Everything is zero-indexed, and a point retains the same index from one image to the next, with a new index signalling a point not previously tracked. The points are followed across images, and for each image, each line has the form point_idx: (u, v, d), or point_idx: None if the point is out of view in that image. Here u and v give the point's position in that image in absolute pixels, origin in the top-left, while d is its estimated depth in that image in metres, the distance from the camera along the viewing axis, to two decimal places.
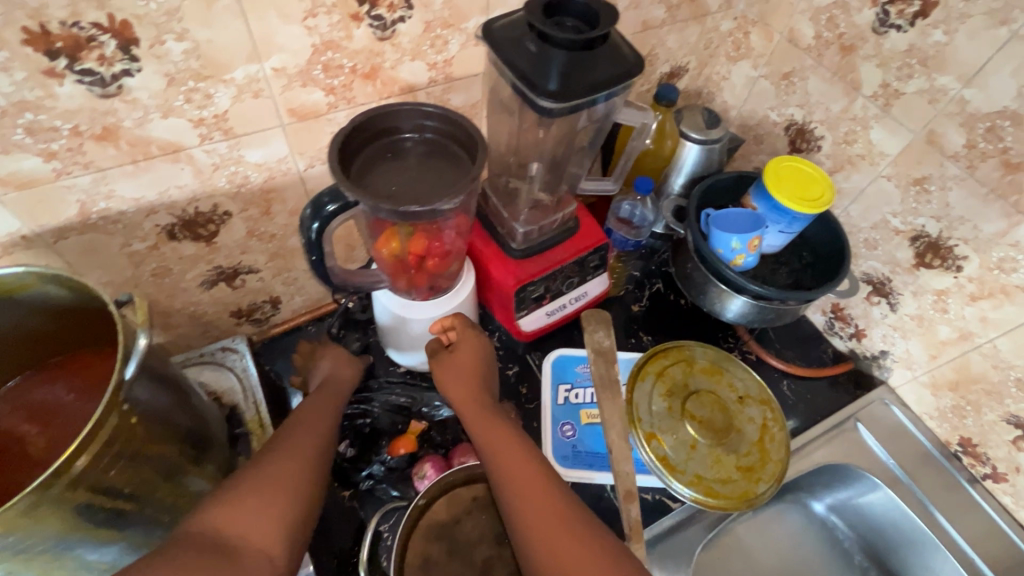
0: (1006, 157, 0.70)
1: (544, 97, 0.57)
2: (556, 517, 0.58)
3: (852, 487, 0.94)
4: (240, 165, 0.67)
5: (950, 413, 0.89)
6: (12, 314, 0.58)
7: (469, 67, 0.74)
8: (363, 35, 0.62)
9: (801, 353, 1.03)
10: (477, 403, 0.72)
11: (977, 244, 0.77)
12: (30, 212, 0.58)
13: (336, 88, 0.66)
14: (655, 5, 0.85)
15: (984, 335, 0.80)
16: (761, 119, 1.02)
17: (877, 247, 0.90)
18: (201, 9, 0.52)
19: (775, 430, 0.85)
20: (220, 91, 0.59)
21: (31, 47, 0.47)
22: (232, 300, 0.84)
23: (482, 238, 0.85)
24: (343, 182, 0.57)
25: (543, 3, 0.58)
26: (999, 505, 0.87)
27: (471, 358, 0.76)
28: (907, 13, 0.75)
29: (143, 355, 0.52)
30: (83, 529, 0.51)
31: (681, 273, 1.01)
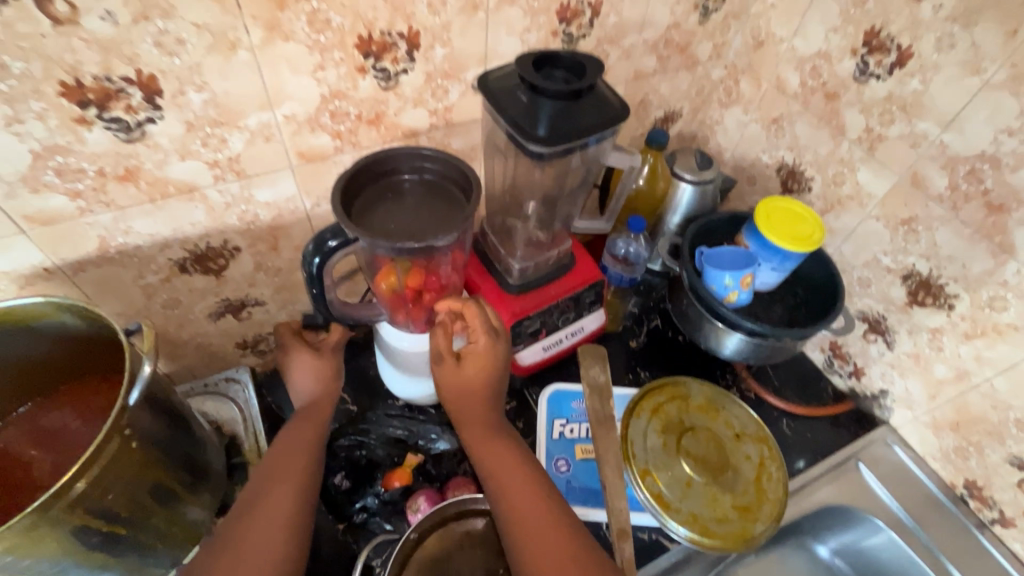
0: (988, 199, 0.72)
1: (534, 143, 0.61)
2: (555, 557, 0.58)
3: (856, 531, 0.91)
4: (251, 204, 0.71)
5: (953, 455, 0.87)
6: (28, 342, 0.61)
7: (468, 113, 0.79)
8: (367, 85, 0.67)
9: (804, 395, 1.01)
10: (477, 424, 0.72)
11: (967, 283, 0.77)
12: (53, 246, 0.62)
13: (341, 132, 0.70)
14: (646, 56, 0.90)
15: (981, 374, 0.80)
16: (753, 161, 1.05)
17: (870, 285, 0.91)
18: (220, 63, 0.57)
19: (771, 469, 0.84)
20: (234, 136, 0.63)
21: (66, 98, 0.52)
22: (237, 331, 0.87)
23: (479, 274, 0.87)
24: (344, 221, 0.61)
25: (533, 58, 0.63)
26: (1009, 551, 0.84)
27: (473, 362, 0.71)
28: (885, 63, 0.79)
29: (147, 382, 0.55)
30: (79, 553, 0.52)
31: (677, 309, 1.02)
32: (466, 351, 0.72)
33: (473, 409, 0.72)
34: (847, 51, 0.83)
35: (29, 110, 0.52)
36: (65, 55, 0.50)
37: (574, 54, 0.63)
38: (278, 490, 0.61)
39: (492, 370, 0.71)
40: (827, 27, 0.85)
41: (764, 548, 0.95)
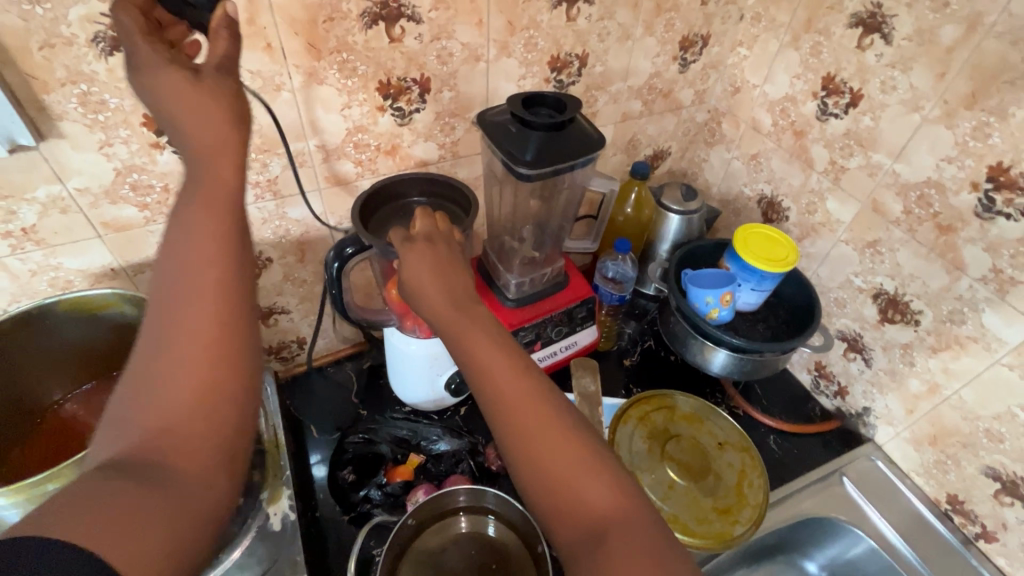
0: (937, 220, 0.79)
1: (522, 165, 0.72)
2: (557, 446, 0.52)
3: (842, 544, 0.94)
4: (283, 220, 0.83)
5: (934, 469, 0.90)
6: (92, 329, 0.72)
7: (473, 147, 0.91)
8: (386, 121, 0.80)
9: (789, 411, 1.05)
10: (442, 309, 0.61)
11: (928, 299, 0.83)
12: (120, 250, 0.75)
13: (363, 160, 0.83)
14: (632, 100, 1.03)
15: (949, 386, 0.84)
16: (736, 195, 1.14)
17: (846, 305, 0.97)
18: (268, 101, 0.70)
19: (753, 476, 0.88)
20: (274, 161, 0.76)
21: (147, 127, 0.66)
22: (264, 336, 0.97)
23: (481, 289, 0.97)
24: (361, 230, 0.72)
25: (522, 98, 0.75)
26: (995, 567, 0.85)
27: (421, 278, 0.64)
28: (841, 103, 0.89)
29: None
30: None
31: (665, 328, 1.08)
32: (405, 268, 0.65)
33: (434, 303, 0.62)
34: (809, 95, 0.94)
35: (118, 136, 0.65)
36: None
37: (557, 95, 0.74)
38: (180, 310, 0.44)
39: (441, 268, 0.65)
40: (791, 74, 0.96)
41: (753, 564, 0.97)
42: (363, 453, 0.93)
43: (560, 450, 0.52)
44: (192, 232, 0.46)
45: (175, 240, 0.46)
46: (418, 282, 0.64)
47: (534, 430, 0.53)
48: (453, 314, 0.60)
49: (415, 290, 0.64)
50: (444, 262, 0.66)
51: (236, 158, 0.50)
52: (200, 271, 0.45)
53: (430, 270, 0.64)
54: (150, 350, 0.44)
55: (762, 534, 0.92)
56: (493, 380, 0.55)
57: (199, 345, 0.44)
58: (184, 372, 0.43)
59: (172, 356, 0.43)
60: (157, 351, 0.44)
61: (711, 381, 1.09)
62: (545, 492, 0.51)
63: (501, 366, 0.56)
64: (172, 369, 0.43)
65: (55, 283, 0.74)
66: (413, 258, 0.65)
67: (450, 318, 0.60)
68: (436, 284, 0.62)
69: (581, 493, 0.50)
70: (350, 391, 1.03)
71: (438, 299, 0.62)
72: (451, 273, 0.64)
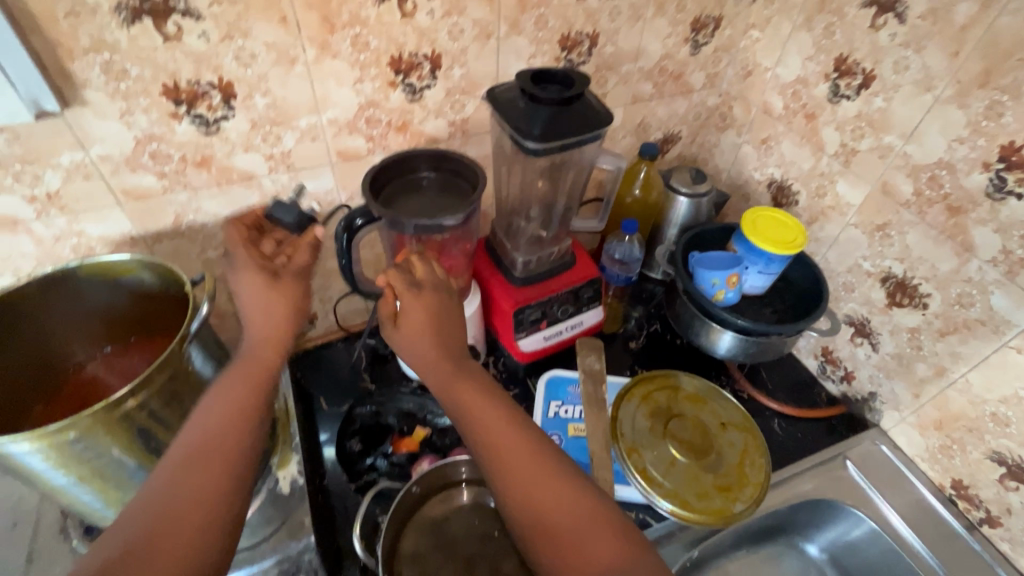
0: (948, 202, 0.79)
1: (529, 139, 0.73)
2: (553, 507, 0.58)
3: (843, 527, 0.94)
4: (296, 194, 0.85)
5: (939, 454, 0.90)
6: (112, 294, 0.74)
7: (482, 125, 0.92)
8: (397, 97, 0.81)
9: (795, 396, 1.05)
10: (439, 368, 0.69)
11: (937, 282, 0.83)
12: (139, 218, 0.77)
13: (374, 136, 0.84)
14: (643, 82, 1.03)
15: (956, 370, 0.84)
16: (747, 179, 1.14)
17: (854, 289, 0.97)
18: (282, 74, 0.72)
19: (754, 456, 0.89)
20: (288, 134, 0.78)
21: (165, 97, 0.68)
22: None
23: (488, 267, 0.98)
24: (371, 202, 0.73)
25: (532, 74, 0.76)
26: (998, 553, 0.85)
27: (416, 334, 0.70)
28: (853, 85, 0.88)
29: (203, 319, 0.67)
30: (137, 453, 0.64)
31: (672, 311, 1.08)
32: (402, 321, 0.71)
33: (436, 373, 0.69)
34: (821, 77, 0.93)
35: (138, 105, 0.67)
36: (169, 64, 0.66)
37: (566, 71, 0.75)
38: (200, 446, 0.56)
39: (438, 321, 0.71)
40: (803, 56, 0.95)
41: (754, 545, 0.97)
42: (370, 424, 0.96)
43: (554, 503, 0.59)
44: (231, 387, 0.61)
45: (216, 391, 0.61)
46: (414, 341, 0.70)
47: (536, 492, 0.59)
48: (450, 377, 0.68)
49: (412, 358, 0.71)
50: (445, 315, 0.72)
51: (286, 315, 0.69)
52: (232, 408, 0.59)
53: (433, 326, 0.70)
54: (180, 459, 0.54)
55: (761, 514, 0.92)
56: (487, 446, 0.63)
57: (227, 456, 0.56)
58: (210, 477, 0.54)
59: (200, 467, 0.54)
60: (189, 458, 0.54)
61: (717, 365, 1.09)
62: (542, 537, 0.57)
63: (496, 429, 0.64)
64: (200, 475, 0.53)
65: (77, 249, 0.77)
66: (410, 317, 0.70)
67: (448, 390, 0.68)
68: (432, 350, 0.69)
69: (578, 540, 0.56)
70: (358, 365, 1.05)
71: (433, 357, 0.69)
72: (448, 331, 0.72)
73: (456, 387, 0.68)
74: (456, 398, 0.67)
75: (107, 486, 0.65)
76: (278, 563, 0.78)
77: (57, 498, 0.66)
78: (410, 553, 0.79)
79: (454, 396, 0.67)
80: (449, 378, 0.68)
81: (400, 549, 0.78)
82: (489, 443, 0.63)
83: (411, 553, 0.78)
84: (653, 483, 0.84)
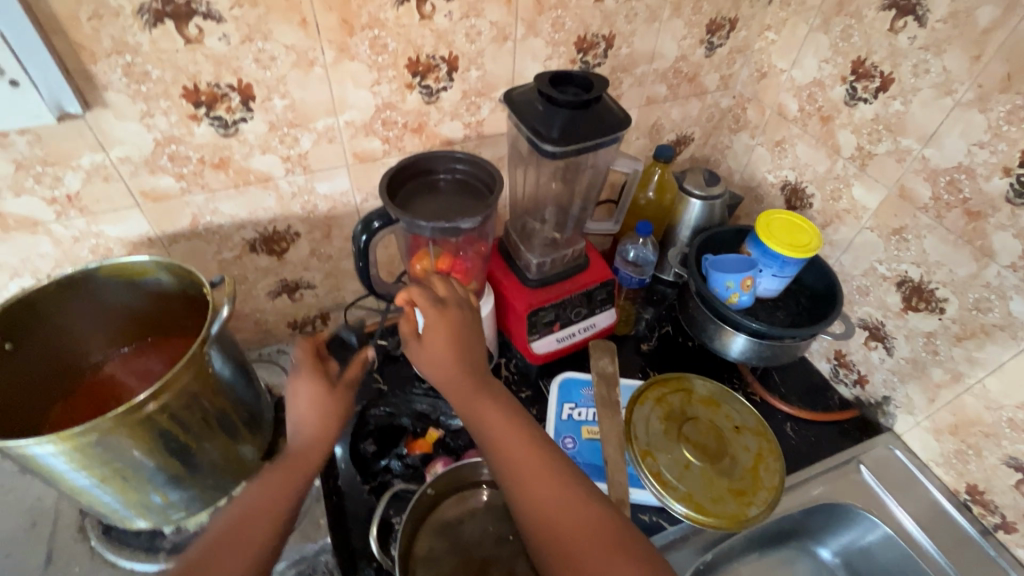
0: (967, 206, 0.79)
1: (547, 142, 0.73)
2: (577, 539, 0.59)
3: (856, 531, 0.94)
4: (312, 195, 0.85)
5: (954, 459, 0.90)
6: (130, 295, 0.75)
7: (497, 127, 0.92)
8: (414, 99, 0.81)
9: (809, 399, 1.04)
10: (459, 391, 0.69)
11: (954, 287, 0.83)
12: (157, 219, 0.77)
13: (390, 138, 0.84)
14: (657, 84, 1.02)
15: (973, 375, 0.83)
16: (760, 181, 1.13)
17: (869, 293, 0.96)
18: (301, 76, 0.72)
19: (769, 460, 0.89)
20: (305, 136, 0.78)
21: (185, 99, 0.68)
22: (290, 310, 1.00)
23: (502, 269, 0.98)
24: (389, 204, 0.73)
25: (551, 76, 0.75)
26: (1014, 559, 0.85)
27: (437, 351, 0.70)
28: (871, 88, 0.88)
29: (223, 321, 0.67)
30: (158, 455, 0.64)
31: (684, 314, 1.08)
32: (424, 340, 0.70)
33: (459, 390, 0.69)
34: (838, 79, 0.93)
35: (158, 107, 0.67)
36: (190, 66, 0.66)
37: (586, 74, 0.75)
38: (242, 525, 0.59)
39: (458, 337, 0.71)
40: (819, 59, 0.95)
41: (766, 548, 0.97)
42: (384, 425, 0.95)
43: (578, 541, 0.58)
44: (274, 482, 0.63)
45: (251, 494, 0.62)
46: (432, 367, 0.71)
47: (560, 520, 0.60)
48: (468, 398, 0.69)
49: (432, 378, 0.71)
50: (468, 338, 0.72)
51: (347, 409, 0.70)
52: (259, 519, 0.59)
53: (452, 354, 0.70)
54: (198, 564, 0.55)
55: (775, 519, 0.92)
56: (512, 475, 0.64)
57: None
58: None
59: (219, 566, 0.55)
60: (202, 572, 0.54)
61: (730, 368, 1.09)
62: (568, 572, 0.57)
63: (518, 456, 0.65)
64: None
65: (95, 250, 0.77)
66: (433, 336, 0.70)
67: (468, 412, 0.69)
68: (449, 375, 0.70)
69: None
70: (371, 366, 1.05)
71: (453, 374, 0.69)
72: (469, 350, 0.72)
73: (473, 408, 0.69)
74: (476, 422, 0.68)
75: (128, 488, 0.66)
76: (294, 564, 0.79)
77: (77, 499, 0.66)
78: (424, 554, 0.79)
79: (473, 420, 0.69)
80: (468, 397, 0.69)
81: (415, 552, 0.79)
82: (512, 471, 0.64)
83: (425, 554, 0.79)
84: (667, 486, 0.84)
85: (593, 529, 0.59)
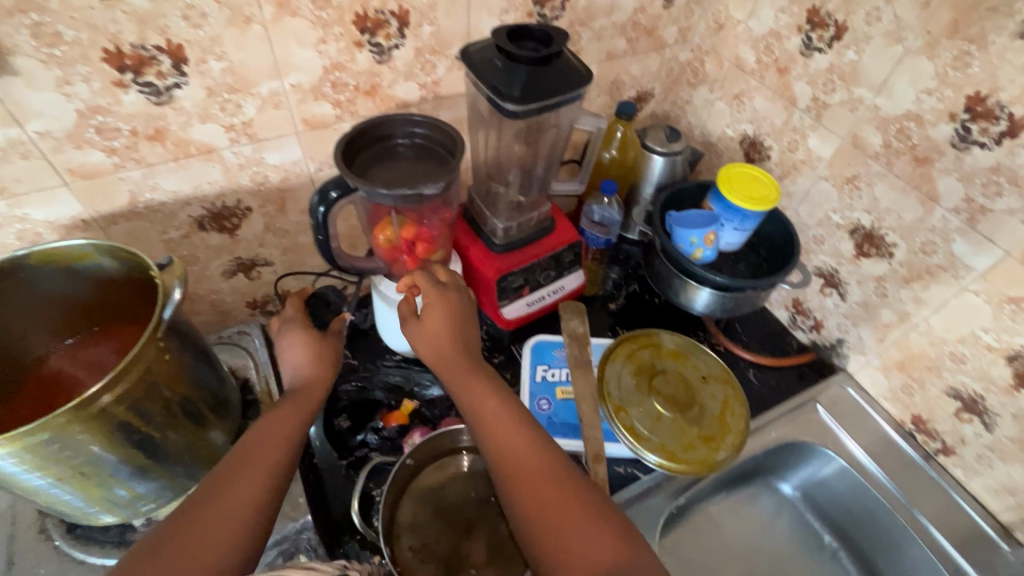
0: (915, 153, 0.81)
1: (509, 101, 0.70)
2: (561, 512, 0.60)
3: (814, 465, 1.01)
4: (261, 166, 0.80)
5: (901, 392, 0.96)
6: (68, 283, 0.69)
7: (454, 87, 0.88)
8: (364, 59, 0.77)
9: (768, 346, 1.09)
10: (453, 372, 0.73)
11: (903, 232, 0.86)
12: (90, 199, 0.71)
13: (341, 102, 0.80)
14: (616, 38, 1.00)
15: (919, 314, 0.89)
16: (719, 136, 1.14)
17: (824, 242, 1.00)
18: (237, 36, 0.66)
19: (735, 406, 0.93)
20: (248, 102, 0.73)
21: (107, 63, 0.62)
22: (248, 290, 0.95)
23: (468, 236, 0.96)
24: (346, 172, 0.69)
25: (508, 30, 0.72)
26: (952, 479, 0.93)
27: (437, 329, 0.75)
28: (825, 37, 0.88)
29: (177, 305, 0.63)
30: (120, 449, 0.61)
31: (650, 271, 1.09)
32: (426, 318, 0.76)
33: (454, 371, 0.73)
34: (794, 29, 0.93)
35: (77, 73, 0.61)
36: (109, 26, 0.59)
37: (544, 27, 0.72)
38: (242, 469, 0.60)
39: (458, 320, 0.76)
40: (776, 8, 0.94)
41: (733, 488, 1.03)
42: (358, 400, 0.94)
43: (555, 509, 0.60)
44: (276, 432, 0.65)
45: (237, 452, 0.62)
46: (430, 346, 0.75)
47: (539, 493, 0.62)
48: (463, 373, 0.73)
49: (428, 356, 0.76)
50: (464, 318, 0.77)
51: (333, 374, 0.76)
52: (255, 466, 0.60)
53: (450, 327, 0.75)
54: (191, 514, 0.54)
55: (741, 460, 0.97)
56: (500, 449, 0.66)
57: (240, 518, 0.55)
58: (222, 538, 0.53)
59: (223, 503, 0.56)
60: (199, 518, 0.54)
61: (695, 322, 1.12)
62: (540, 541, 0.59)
63: (508, 432, 0.67)
64: (220, 524, 0.54)
65: (23, 236, 0.71)
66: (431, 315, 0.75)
67: (461, 389, 0.72)
68: (446, 352, 0.74)
69: (575, 541, 0.58)
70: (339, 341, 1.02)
71: (447, 351, 0.74)
72: (464, 334, 0.77)
73: (467, 383, 0.72)
74: (470, 398, 0.71)
75: (91, 485, 0.63)
76: (276, 543, 0.77)
77: (33, 500, 0.63)
78: (409, 523, 0.79)
79: (466, 397, 0.71)
80: (464, 372, 0.72)
81: (399, 520, 0.79)
82: (501, 447, 0.66)
83: (411, 523, 0.79)
84: (641, 439, 0.86)
85: (567, 500, 0.61)
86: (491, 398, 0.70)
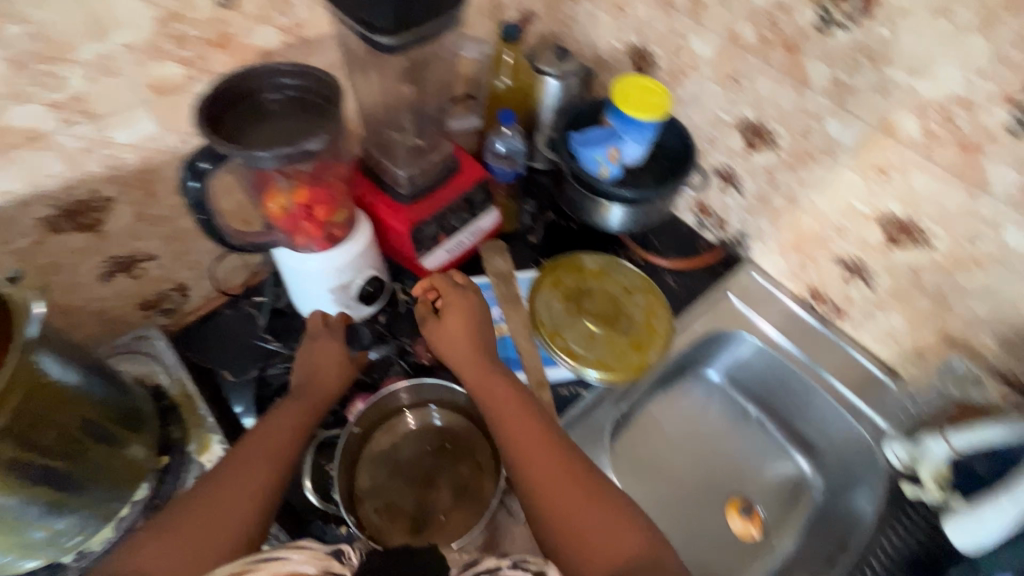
0: (785, 41, 0.85)
1: (380, 34, 0.65)
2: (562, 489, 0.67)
3: (734, 350, 1.10)
4: (110, 147, 0.69)
5: (798, 270, 1.06)
6: None
7: (320, 28, 0.79)
8: (204, 4, 0.66)
9: (679, 248, 1.14)
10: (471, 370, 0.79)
11: (784, 120, 0.92)
12: None
13: (190, 59, 0.69)
14: None
15: (805, 196, 0.96)
16: (608, 50, 1.13)
17: (717, 142, 1.04)
18: None
19: (659, 311, 0.98)
20: (70, 71, 0.61)
21: None
22: (135, 291, 0.85)
23: (370, 191, 0.91)
24: (212, 138, 0.61)
25: None
26: (845, 335, 1.06)
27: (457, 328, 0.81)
28: None
29: (43, 321, 0.54)
30: (19, 489, 0.55)
31: (563, 197, 1.10)
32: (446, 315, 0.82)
33: (470, 368, 0.79)
34: None
35: None
36: None
37: None
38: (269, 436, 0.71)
39: (472, 324, 0.82)
40: None
41: (668, 385, 1.11)
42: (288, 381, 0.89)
43: (563, 492, 0.66)
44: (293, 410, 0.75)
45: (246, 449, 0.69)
46: (454, 353, 0.81)
47: (552, 484, 0.67)
48: (480, 375, 0.78)
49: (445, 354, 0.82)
50: (470, 319, 0.82)
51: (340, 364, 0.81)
52: (259, 470, 0.66)
53: (468, 329, 0.81)
54: (195, 511, 0.61)
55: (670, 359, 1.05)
56: (517, 454, 0.70)
57: (245, 510, 0.63)
58: (247, 493, 0.64)
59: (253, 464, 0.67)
60: (201, 513, 0.61)
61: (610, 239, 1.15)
62: (554, 525, 0.64)
63: (525, 435, 0.71)
64: (247, 482, 0.65)
65: None
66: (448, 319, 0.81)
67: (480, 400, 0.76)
68: (465, 353, 0.80)
69: (581, 522, 0.64)
70: (255, 326, 0.94)
71: (466, 353, 0.80)
72: (479, 337, 0.82)
73: (485, 393, 0.76)
74: (490, 406, 0.76)
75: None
76: None
77: None
78: (368, 488, 0.79)
79: (489, 408, 0.76)
80: (482, 380, 0.78)
81: (358, 488, 0.79)
82: (516, 453, 0.69)
83: (370, 487, 0.79)
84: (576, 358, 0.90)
85: (577, 489, 0.66)
86: (509, 401, 0.75)
